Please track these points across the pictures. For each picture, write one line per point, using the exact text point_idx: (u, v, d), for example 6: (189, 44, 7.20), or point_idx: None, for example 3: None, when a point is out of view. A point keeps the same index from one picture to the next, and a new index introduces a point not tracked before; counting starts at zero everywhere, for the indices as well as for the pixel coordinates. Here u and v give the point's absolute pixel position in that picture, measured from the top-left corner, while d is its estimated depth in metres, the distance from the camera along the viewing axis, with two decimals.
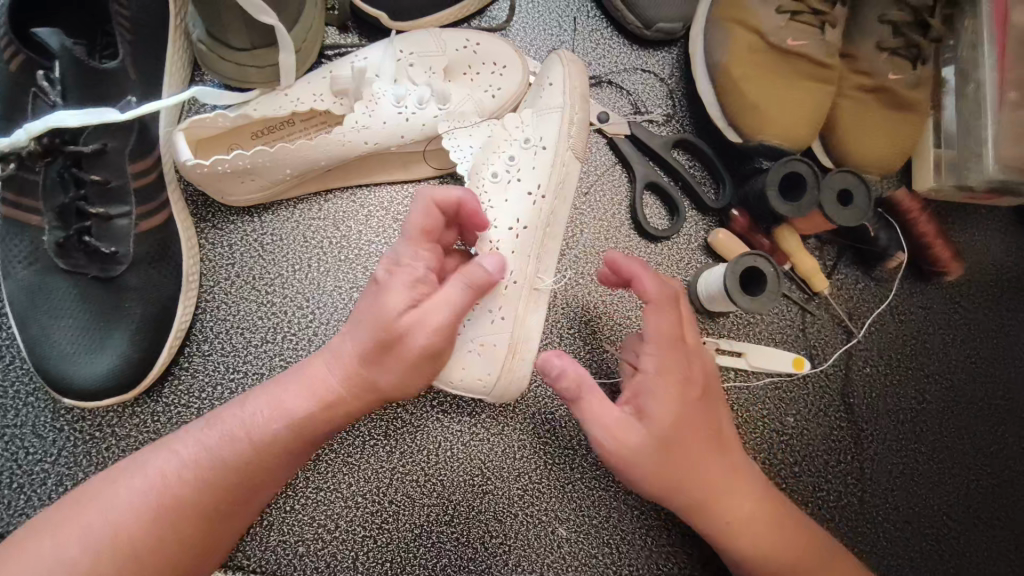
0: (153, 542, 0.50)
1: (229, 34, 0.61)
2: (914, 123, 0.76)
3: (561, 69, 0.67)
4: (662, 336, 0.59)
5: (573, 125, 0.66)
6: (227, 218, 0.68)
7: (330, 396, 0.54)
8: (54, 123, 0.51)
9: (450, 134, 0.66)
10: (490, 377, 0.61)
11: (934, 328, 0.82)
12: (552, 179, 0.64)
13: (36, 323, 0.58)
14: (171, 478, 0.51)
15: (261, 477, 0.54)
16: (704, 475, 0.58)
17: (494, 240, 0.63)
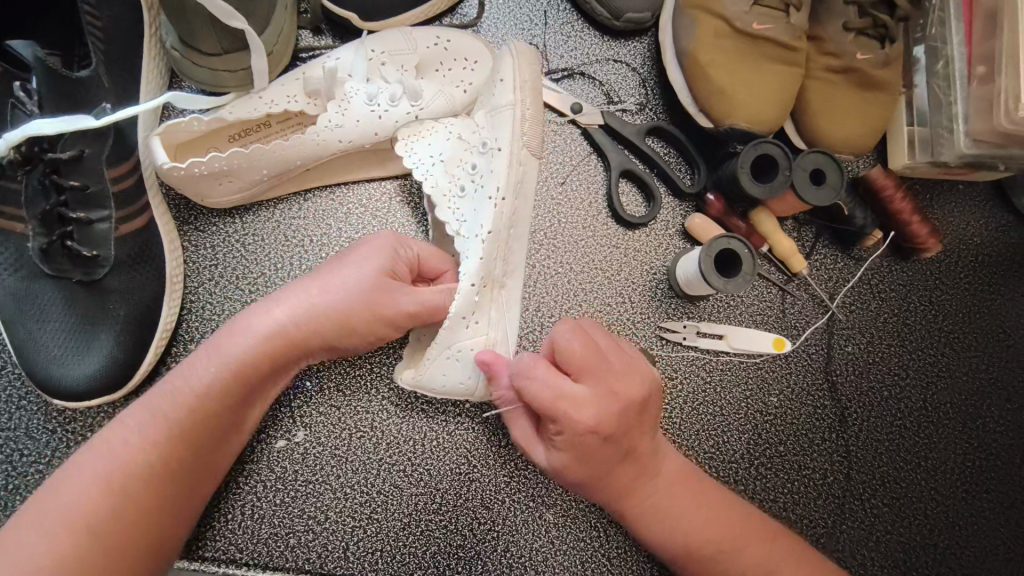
0: (108, 516, 0.50)
1: (199, 40, 0.62)
2: (883, 103, 0.77)
3: (510, 64, 0.66)
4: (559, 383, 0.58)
5: (527, 121, 0.65)
6: (209, 221, 0.70)
7: (269, 330, 0.57)
8: (30, 131, 0.53)
9: (410, 150, 0.65)
10: (471, 379, 0.63)
11: (915, 305, 0.83)
12: (510, 179, 0.63)
13: (23, 327, 0.59)
14: (126, 447, 0.52)
15: (212, 437, 0.56)
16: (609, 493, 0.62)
17: (464, 248, 0.63)
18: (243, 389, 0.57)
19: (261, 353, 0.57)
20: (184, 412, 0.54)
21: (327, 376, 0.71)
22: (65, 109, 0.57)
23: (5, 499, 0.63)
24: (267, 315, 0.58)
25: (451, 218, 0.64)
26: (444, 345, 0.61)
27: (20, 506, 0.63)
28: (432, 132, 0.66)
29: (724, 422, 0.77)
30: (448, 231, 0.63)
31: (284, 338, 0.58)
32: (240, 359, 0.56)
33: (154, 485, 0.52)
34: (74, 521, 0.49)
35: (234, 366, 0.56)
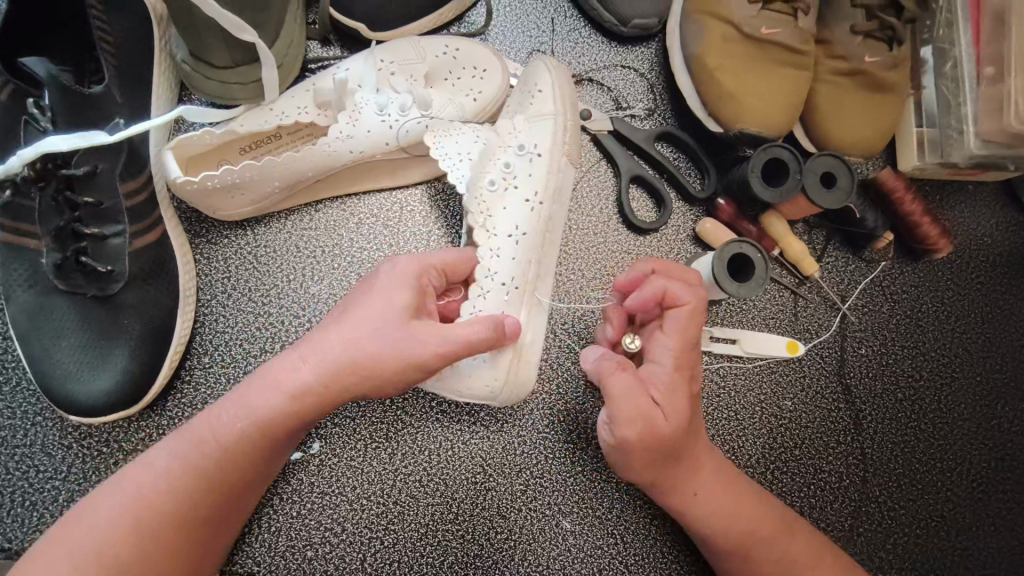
0: (134, 554, 0.51)
1: (209, 53, 0.63)
2: (892, 105, 0.76)
3: (549, 76, 0.68)
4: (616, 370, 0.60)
5: (567, 131, 0.67)
6: (221, 233, 0.70)
7: (299, 388, 0.53)
8: (45, 148, 0.52)
9: (438, 143, 0.64)
10: (498, 382, 0.62)
11: (927, 306, 0.83)
12: (549, 185, 0.65)
13: (38, 343, 0.59)
14: (150, 486, 0.52)
15: (235, 485, 0.55)
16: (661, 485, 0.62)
17: (493, 245, 0.62)
18: (269, 442, 0.55)
19: (283, 413, 0.54)
20: (211, 463, 0.54)
21: None
22: (78, 124, 0.57)
23: (21, 516, 0.63)
24: (295, 370, 0.54)
25: (481, 214, 0.62)
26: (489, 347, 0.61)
27: (37, 522, 0.63)
28: (461, 130, 0.65)
29: (739, 426, 0.77)
30: (475, 226, 0.62)
31: (315, 399, 0.54)
32: (262, 416, 0.53)
33: (177, 528, 0.53)
34: (100, 556, 0.50)
35: (255, 424, 0.53)
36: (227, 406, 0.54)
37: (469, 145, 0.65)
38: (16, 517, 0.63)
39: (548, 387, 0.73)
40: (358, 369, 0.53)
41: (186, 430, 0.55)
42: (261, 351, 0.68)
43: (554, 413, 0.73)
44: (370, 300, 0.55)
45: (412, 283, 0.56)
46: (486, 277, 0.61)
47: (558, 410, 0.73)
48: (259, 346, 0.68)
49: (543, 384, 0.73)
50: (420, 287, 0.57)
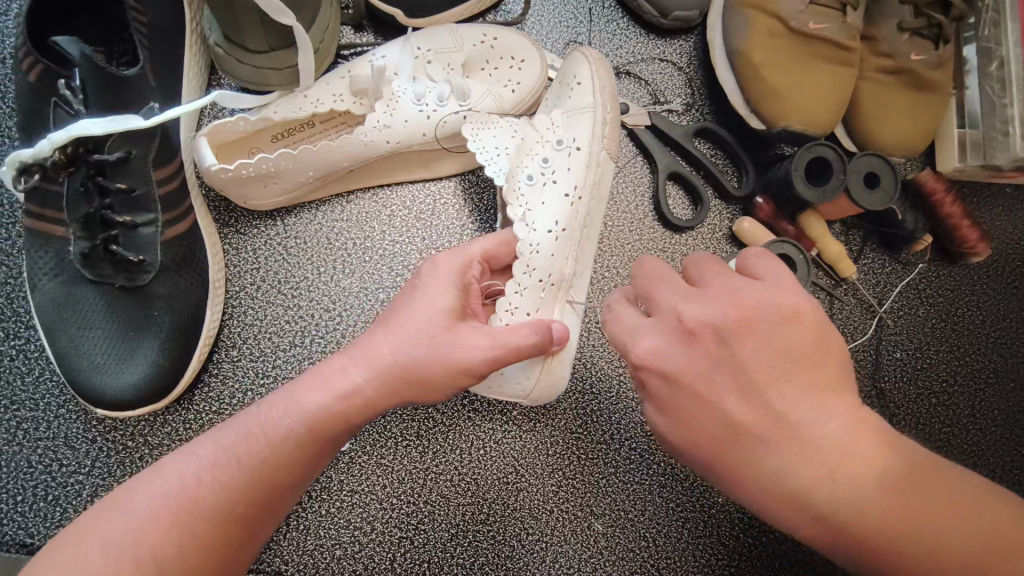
0: (172, 551, 0.47)
1: (245, 36, 0.60)
2: (936, 106, 0.74)
3: (588, 68, 0.65)
4: (645, 322, 0.51)
5: (606, 125, 0.64)
6: (250, 223, 0.68)
7: (350, 390, 0.52)
8: (78, 132, 0.50)
9: (474, 134, 0.63)
10: (528, 381, 0.60)
11: (963, 310, 0.81)
12: (587, 179, 0.62)
13: (64, 334, 0.57)
14: (191, 481, 0.49)
15: (278, 489, 0.51)
16: (741, 478, 0.49)
17: (533, 240, 0.60)
18: (321, 445, 0.52)
19: (331, 414, 0.51)
20: (256, 463, 0.50)
21: None
22: (110, 108, 0.55)
23: (44, 511, 0.61)
24: (348, 372, 0.52)
25: (519, 207, 0.60)
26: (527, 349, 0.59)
27: (60, 517, 0.61)
28: (498, 122, 0.64)
29: None
30: (515, 217, 0.60)
31: (367, 403, 0.52)
32: (313, 415, 0.51)
33: (219, 528, 0.49)
34: (138, 551, 0.46)
35: (305, 424, 0.51)
36: (276, 404, 0.52)
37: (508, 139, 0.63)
38: (39, 512, 0.61)
39: (581, 385, 0.71)
40: (412, 372, 0.52)
41: (233, 423, 0.52)
42: (290, 345, 0.66)
43: (587, 412, 0.71)
44: (416, 301, 0.53)
45: (455, 281, 0.54)
46: (523, 272, 0.59)
47: (591, 410, 0.71)
48: (287, 340, 0.66)
49: (575, 382, 0.72)
50: (465, 286, 0.55)
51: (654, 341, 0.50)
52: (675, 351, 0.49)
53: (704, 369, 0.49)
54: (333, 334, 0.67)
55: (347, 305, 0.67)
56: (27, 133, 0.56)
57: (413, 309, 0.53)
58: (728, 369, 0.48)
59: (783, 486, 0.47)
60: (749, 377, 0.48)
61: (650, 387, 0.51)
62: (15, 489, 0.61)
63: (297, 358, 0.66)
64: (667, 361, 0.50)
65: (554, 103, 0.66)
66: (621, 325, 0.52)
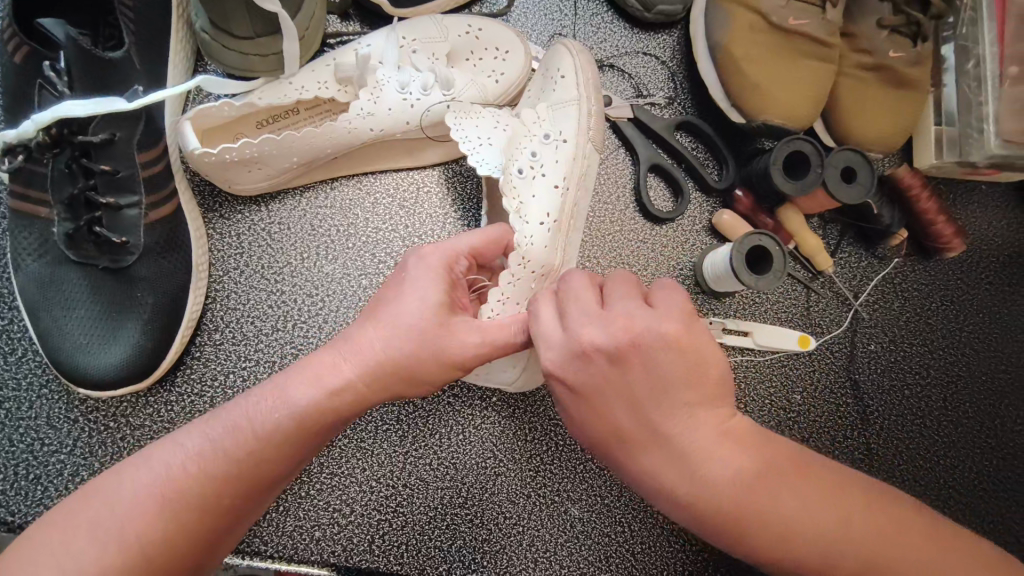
0: (159, 537, 0.48)
1: (231, 23, 0.61)
2: (913, 102, 0.76)
3: (571, 60, 0.66)
4: (553, 336, 0.50)
5: (590, 117, 0.65)
6: (234, 208, 0.68)
7: (340, 386, 0.52)
8: (61, 114, 0.51)
9: (460, 125, 0.62)
10: (514, 368, 0.62)
11: (936, 305, 0.83)
12: (575, 172, 0.63)
13: (47, 314, 0.58)
14: (178, 470, 0.50)
15: (264, 481, 0.52)
16: (627, 471, 0.50)
17: (528, 232, 0.59)
18: (310, 438, 0.52)
19: (317, 409, 0.52)
20: (244, 456, 0.50)
21: None
22: (95, 90, 0.56)
23: (26, 489, 0.62)
24: (339, 367, 0.53)
25: (513, 199, 0.60)
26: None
27: (41, 495, 0.62)
28: (481, 114, 0.63)
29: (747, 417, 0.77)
30: (511, 209, 0.59)
31: (358, 398, 0.52)
32: (301, 410, 0.51)
33: (205, 519, 0.49)
34: (126, 536, 0.47)
35: (293, 418, 0.51)
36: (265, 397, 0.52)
37: (494, 131, 0.63)
38: (21, 490, 0.61)
39: None
40: (405, 369, 0.52)
41: (222, 413, 0.53)
42: (272, 330, 0.67)
43: None
44: (408, 298, 0.53)
45: (443, 277, 0.54)
46: (519, 263, 0.57)
47: None
48: (270, 324, 0.67)
49: None
50: (453, 283, 0.55)
51: (552, 353, 0.49)
52: (567, 366, 0.49)
53: (597, 383, 0.48)
54: (315, 319, 0.68)
55: (330, 290, 0.68)
56: (12, 115, 0.57)
57: (404, 304, 0.53)
58: (622, 387, 0.48)
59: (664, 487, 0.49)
60: (637, 399, 0.48)
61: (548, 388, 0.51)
62: None
63: (280, 342, 0.67)
64: (565, 373, 0.49)
65: (538, 96, 0.67)
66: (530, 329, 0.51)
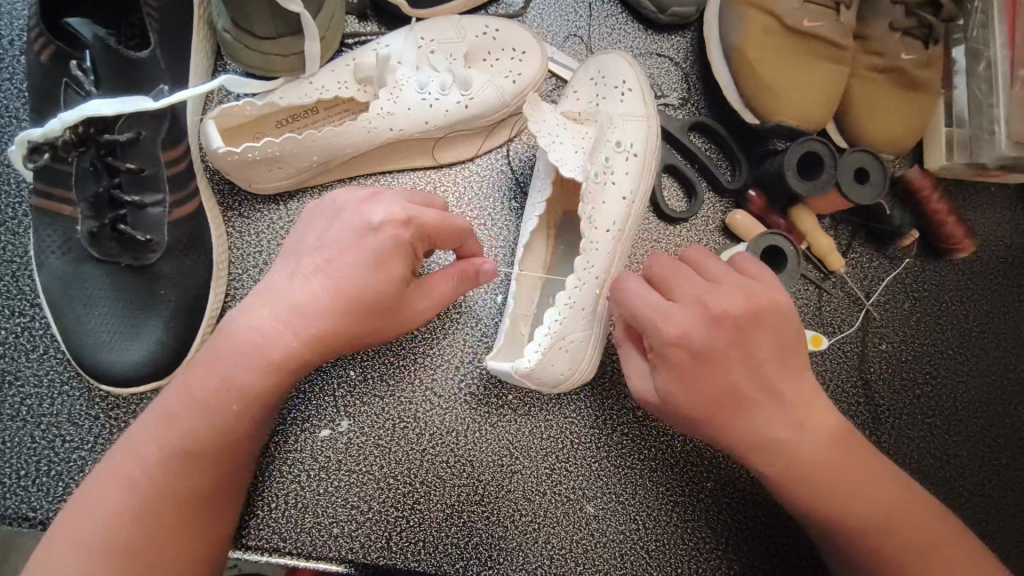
0: (140, 536, 0.49)
1: (253, 23, 0.62)
2: (926, 104, 0.76)
3: (634, 73, 0.67)
4: (666, 308, 0.57)
5: (657, 131, 0.66)
6: (253, 207, 0.69)
7: (277, 344, 0.52)
8: (89, 113, 0.51)
9: (537, 122, 0.61)
10: (573, 371, 0.61)
11: (947, 305, 0.83)
12: (642, 184, 0.64)
13: (71, 311, 0.59)
14: (144, 458, 0.51)
15: (229, 461, 0.54)
16: (722, 427, 0.58)
17: (596, 239, 0.61)
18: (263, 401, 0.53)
19: (271, 376, 0.53)
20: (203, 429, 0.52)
21: (371, 365, 0.71)
22: (120, 89, 0.56)
23: (47, 486, 0.62)
24: (269, 326, 0.53)
25: (588, 206, 0.61)
26: (560, 336, 0.59)
27: (62, 491, 0.62)
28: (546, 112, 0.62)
29: None
30: (584, 218, 0.61)
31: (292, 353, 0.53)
32: (252, 380, 0.52)
33: (176, 497, 0.51)
34: (109, 543, 0.48)
35: (248, 391, 0.52)
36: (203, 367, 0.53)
37: (561, 133, 0.62)
38: (42, 486, 0.62)
39: None
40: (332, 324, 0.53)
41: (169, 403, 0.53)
42: None
43: (581, 398, 0.73)
44: (345, 257, 0.54)
45: (403, 247, 0.55)
46: (583, 269, 0.60)
47: (586, 395, 0.73)
48: None
49: None
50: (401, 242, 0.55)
51: (683, 314, 0.56)
52: (698, 327, 0.56)
53: (717, 349, 0.56)
54: None
55: None
56: (37, 113, 0.57)
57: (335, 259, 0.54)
58: (737, 348, 0.57)
59: (755, 435, 0.58)
60: (756, 362, 0.57)
61: (658, 352, 0.57)
62: (19, 462, 0.62)
63: None
64: (690, 334, 0.56)
65: (597, 99, 0.67)
66: (645, 301, 0.57)
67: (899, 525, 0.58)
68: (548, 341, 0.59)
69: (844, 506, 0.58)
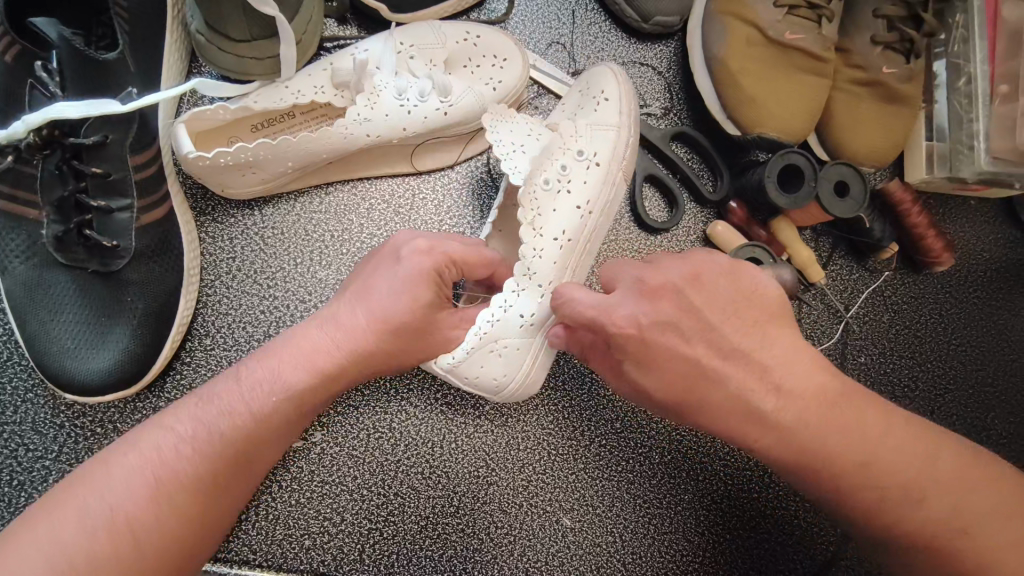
0: (157, 525, 0.47)
1: (228, 25, 0.60)
2: (906, 119, 0.76)
3: (617, 87, 0.66)
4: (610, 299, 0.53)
5: (629, 146, 0.65)
6: (227, 212, 0.68)
7: (329, 366, 0.53)
8: (53, 115, 0.50)
9: (494, 128, 0.61)
10: (505, 377, 0.59)
11: (926, 318, 0.84)
12: (601, 197, 0.63)
13: (34, 318, 0.57)
14: (173, 453, 0.49)
15: (251, 468, 0.53)
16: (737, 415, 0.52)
17: (539, 245, 0.60)
18: (298, 416, 0.54)
19: (315, 388, 0.53)
20: (241, 433, 0.51)
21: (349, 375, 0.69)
22: (88, 91, 0.55)
23: (8, 496, 0.60)
24: (325, 349, 0.54)
25: (532, 211, 0.59)
26: (490, 340, 0.57)
27: (24, 502, 0.60)
28: (517, 119, 0.62)
29: None
30: (526, 222, 0.59)
31: (334, 374, 0.54)
32: (296, 391, 0.53)
33: (200, 497, 0.50)
34: (116, 525, 0.46)
35: (290, 397, 0.52)
36: (258, 371, 0.53)
37: (525, 141, 0.62)
38: (3, 496, 0.60)
39: (555, 385, 0.72)
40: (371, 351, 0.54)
41: (206, 392, 0.53)
42: (264, 335, 0.66)
43: (559, 409, 0.72)
44: (381, 286, 0.55)
45: (426, 283, 0.55)
46: (523, 272, 0.59)
47: (563, 406, 0.72)
48: (262, 330, 0.66)
49: (550, 378, 0.72)
50: (435, 284, 0.55)
51: (619, 303, 0.53)
52: (638, 311, 0.52)
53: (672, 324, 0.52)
54: None
55: (322, 297, 0.68)
56: None
57: (380, 286, 0.55)
58: (693, 325, 0.52)
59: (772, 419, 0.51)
60: (720, 335, 0.52)
61: (616, 352, 0.53)
62: None
63: None
64: (633, 319, 0.52)
65: (576, 110, 0.66)
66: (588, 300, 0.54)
67: (955, 505, 0.49)
68: (476, 342, 0.57)
69: (879, 495, 0.50)
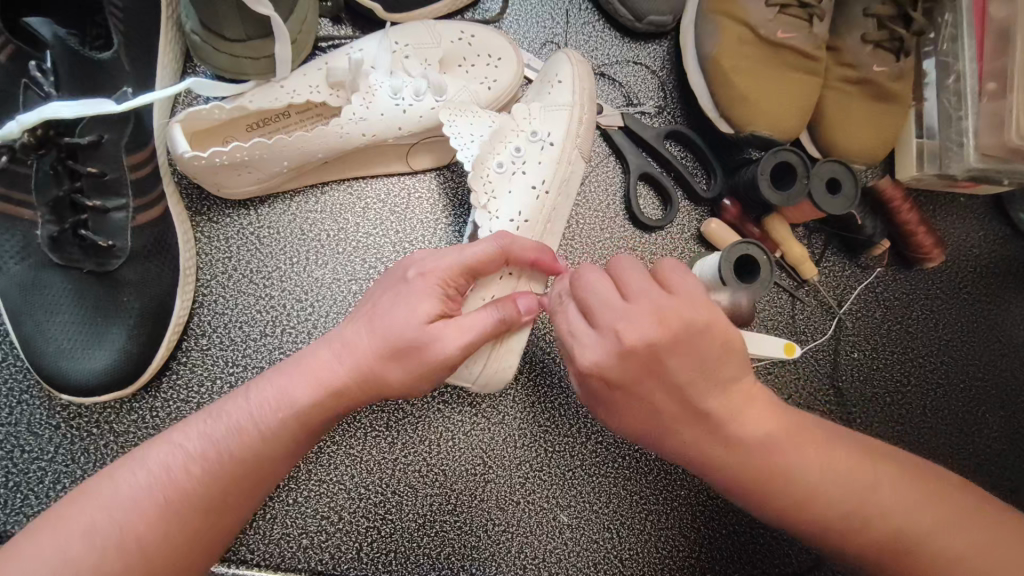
0: (161, 539, 0.47)
1: (223, 25, 0.61)
2: (896, 116, 0.77)
3: (569, 68, 0.67)
4: (587, 336, 0.51)
5: (582, 123, 0.66)
6: (223, 211, 0.68)
7: (334, 383, 0.52)
8: (48, 115, 0.50)
9: (450, 121, 0.63)
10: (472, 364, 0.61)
11: (917, 313, 0.85)
12: (556, 176, 0.64)
13: (29, 318, 0.57)
14: (180, 469, 0.49)
15: (257, 488, 0.51)
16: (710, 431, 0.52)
17: (493, 228, 0.62)
18: (305, 434, 0.52)
19: (322, 406, 0.52)
20: (250, 452, 0.50)
21: None
22: (82, 90, 0.55)
23: (4, 497, 0.60)
24: (331, 368, 0.52)
25: (485, 194, 0.62)
26: None
27: (20, 504, 0.60)
28: (474, 112, 0.65)
29: None
30: (478, 205, 0.62)
31: (342, 394, 0.52)
32: (303, 409, 0.51)
33: (207, 516, 0.49)
34: (122, 539, 0.46)
35: (296, 415, 0.51)
36: (264, 393, 0.52)
37: (479, 128, 0.64)
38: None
39: (553, 382, 0.73)
40: (378, 370, 0.52)
41: (214, 409, 0.52)
42: (261, 335, 0.66)
43: (556, 406, 0.72)
44: (390, 305, 0.53)
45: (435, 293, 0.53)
46: None
47: (560, 404, 0.72)
48: (258, 329, 0.66)
49: (548, 377, 0.73)
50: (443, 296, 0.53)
51: (589, 352, 0.50)
52: (607, 363, 0.50)
53: (648, 372, 0.50)
54: (304, 327, 0.67)
55: (319, 296, 0.68)
56: None
57: (388, 302, 0.53)
58: (657, 376, 0.50)
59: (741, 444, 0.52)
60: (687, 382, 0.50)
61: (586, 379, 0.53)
62: None
63: (268, 347, 0.66)
64: (603, 369, 0.50)
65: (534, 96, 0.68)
66: (570, 330, 0.52)
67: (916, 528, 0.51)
68: None
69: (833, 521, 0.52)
